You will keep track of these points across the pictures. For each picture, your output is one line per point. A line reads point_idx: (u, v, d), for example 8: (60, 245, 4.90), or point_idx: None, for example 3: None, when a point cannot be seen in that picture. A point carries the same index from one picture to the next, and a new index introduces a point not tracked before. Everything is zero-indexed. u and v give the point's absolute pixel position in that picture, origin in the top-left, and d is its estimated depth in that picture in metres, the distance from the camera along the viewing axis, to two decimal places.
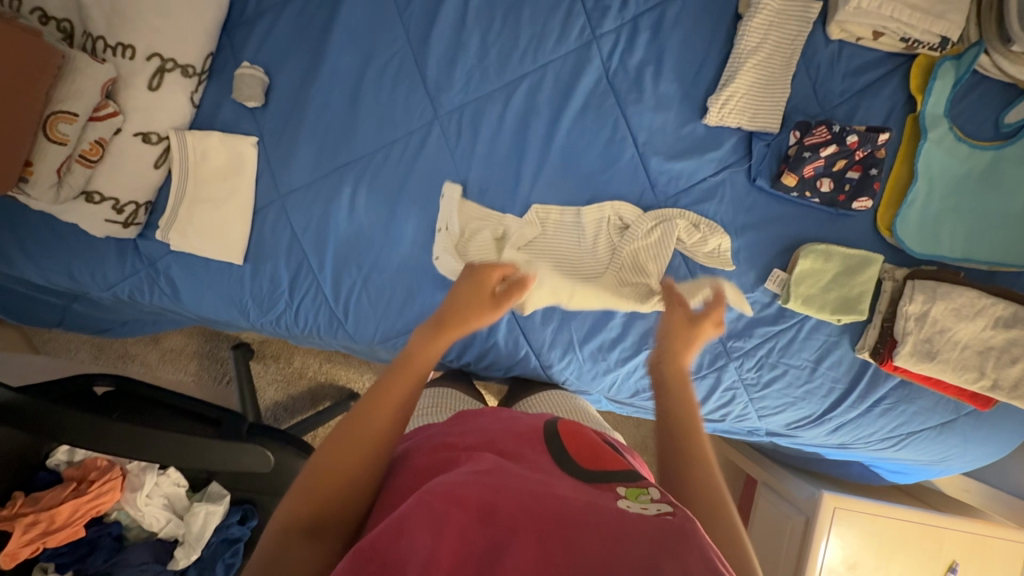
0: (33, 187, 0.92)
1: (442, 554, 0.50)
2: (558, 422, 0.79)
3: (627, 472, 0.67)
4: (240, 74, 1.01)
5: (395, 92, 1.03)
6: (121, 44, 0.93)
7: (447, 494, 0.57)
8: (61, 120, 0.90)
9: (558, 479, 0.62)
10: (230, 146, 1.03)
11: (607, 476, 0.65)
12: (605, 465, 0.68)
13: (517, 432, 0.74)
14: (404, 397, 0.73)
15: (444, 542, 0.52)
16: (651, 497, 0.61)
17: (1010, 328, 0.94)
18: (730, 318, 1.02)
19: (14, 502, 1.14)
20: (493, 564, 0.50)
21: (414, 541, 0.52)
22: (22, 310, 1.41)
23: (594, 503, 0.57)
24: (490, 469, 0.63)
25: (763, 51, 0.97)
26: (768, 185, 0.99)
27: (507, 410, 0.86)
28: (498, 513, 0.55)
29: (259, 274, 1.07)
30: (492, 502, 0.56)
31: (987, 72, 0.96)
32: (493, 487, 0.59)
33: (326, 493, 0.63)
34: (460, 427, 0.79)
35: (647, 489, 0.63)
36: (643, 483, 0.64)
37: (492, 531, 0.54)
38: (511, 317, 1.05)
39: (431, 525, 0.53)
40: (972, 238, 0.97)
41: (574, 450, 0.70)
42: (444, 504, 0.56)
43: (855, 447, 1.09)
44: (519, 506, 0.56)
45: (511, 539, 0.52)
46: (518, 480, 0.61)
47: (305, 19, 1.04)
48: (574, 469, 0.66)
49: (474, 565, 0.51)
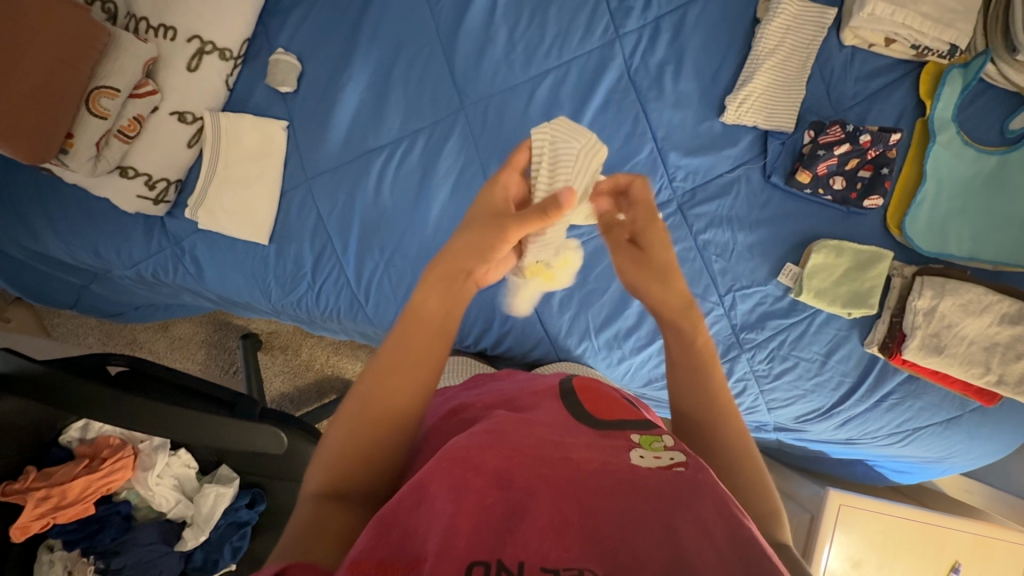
0: (72, 160, 0.94)
1: (463, 516, 0.51)
2: (574, 380, 0.80)
3: (642, 420, 0.69)
4: (275, 60, 1.05)
5: (423, 82, 1.06)
6: (163, 26, 0.98)
7: (464, 462, 0.57)
8: (104, 95, 0.93)
9: (572, 435, 0.64)
10: (260, 128, 1.06)
11: (623, 426, 0.68)
12: (619, 414, 0.71)
13: (533, 390, 0.76)
14: (418, 359, 0.66)
15: (465, 505, 0.52)
16: (664, 444, 0.64)
17: (1015, 324, 0.97)
18: (743, 311, 1.05)
19: (26, 476, 1.13)
20: (515, 524, 0.51)
21: (434, 506, 0.53)
22: (40, 289, 1.42)
23: (610, 460, 0.60)
24: (504, 431, 0.64)
25: (780, 53, 1.01)
26: (782, 182, 1.03)
27: (523, 372, 0.88)
28: (516, 476, 0.57)
29: (284, 255, 1.09)
30: (508, 467, 0.57)
31: (993, 80, 1.01)
32: (509, 451, 0.60)
33: (349, 465, 0.62)
34: (478, 387, 0.81)
35: (661, 437, 0.65)
36: (657, 431, 0.67)
37: (510, 494, 0.55)
38: (529, 303, 1.08)
39: (451, 490, 0.54)
40: (979, 238, 1.01)
41: (591, 403, 0.73)
42: (463, 470, 0.56)
43: (863, 443, 1.11)
44: (536, 468, 0.58)
45: (530, 501, 0.54)
46: (533, 441, 0.62)
47: (338, 10, 1.07)
48: (589, 420, 0.69)
49: (497, 525, 0.51)
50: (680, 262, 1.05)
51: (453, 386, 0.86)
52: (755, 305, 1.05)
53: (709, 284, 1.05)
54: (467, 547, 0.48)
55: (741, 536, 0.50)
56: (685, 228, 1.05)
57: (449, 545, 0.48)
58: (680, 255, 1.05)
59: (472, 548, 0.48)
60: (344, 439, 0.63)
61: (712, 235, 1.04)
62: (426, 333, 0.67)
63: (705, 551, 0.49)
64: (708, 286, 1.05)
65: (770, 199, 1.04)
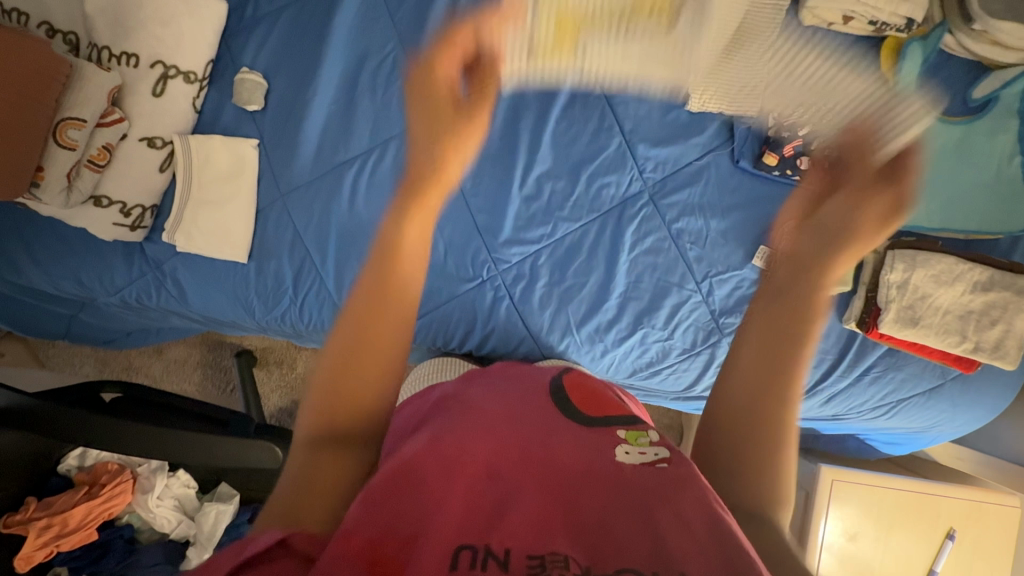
0: (44, 193, 0.95)
1: (453, 504, 0.52)
2: (564, 376, 0.81)
3: (626, 415, 0.70)
4: (240, 79, 1.06)
5: (390, 90, 1.07)
6: (125, 54, 0.99)
7: (457, 452, 0.60)
8: (70, 126, 0.93)
9: (558, 430, 0.66)
10: (231, 149, 1.07)
11: (608, 421, 0.69)
12: (607, 408, 0.71)
13: (517, 389, 0.76)
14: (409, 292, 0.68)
15: (457, 491, 0.54)
16: (649, 439, 0.65)
17: (988, 291, 0.98)
18: (721, 296, 1.06)
19: (28, 507, 1.14)
20: (502, 514, 0.53)
21: (427, 492, 0.53)
22: (29, 322, 1.44)
23: (594, 454, 0.62)
24: (493, 427, 0.66)
25: (740, 39, 1.01)
26: (751, 166, 1.05)
27: (516, 365, 0.88)
28: (503, 470, 0.59)
29: (264, 272, 1.10)
30: (495, 462, 0.60)
31: (952, 51, 1.02)
32: (497, 448, 0.62)
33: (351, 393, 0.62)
34: (467, 383, 0.80)
35: (646, 432, 0.67)
36: (642, 425, 0.68)
37: (497, 486, 0.57)
38: (510, 302, 1.09)
39: (440, 479, 0.55)
40: (950, 208, 1.02)
41: (576, 396, 0.74)
42: (453, 463, 0.58)
43: (848, 418, 1.13)
44: (522, 465, 0.59)
45: (516, 494, 0.55)
46: (520, 442, 0.63)
47: (301, 24, 1.08)
48: (576, 415, 0.70)
49: (484, 513, 0.53)
50: (655, 252, 1.06)
51: (451, 380, 0.83)
52: (732, 290, 1.06)
53: (684, 272, 1.06)
54: (458, 531, 0.50)
55: (721, 532, 0.50)
56: (659, 218, 1.06)
57: (440, 527, 0.49)
58: (655, 245, 1.06)
59: (464, 532, 0.50)
60: (344, 365, 0.63)
61: (686, 223, 1.06)
62: (433, 191, 0.72)
63: (680, 539, 0.50)
64: (684, 275, 1.06)
65: (743, 183, 1.06)
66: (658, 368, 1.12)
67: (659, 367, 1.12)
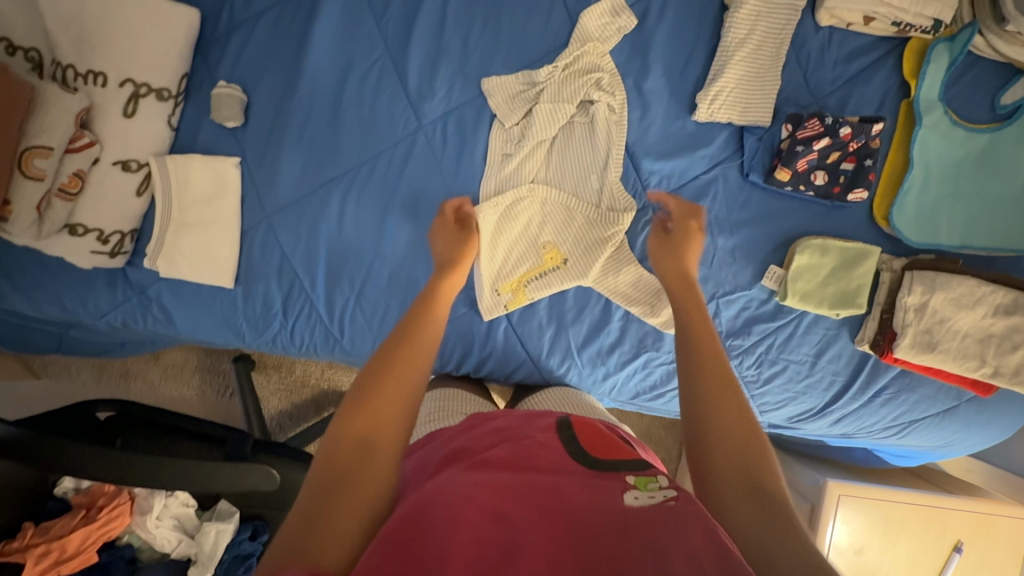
0: (13, 226, 0.90)
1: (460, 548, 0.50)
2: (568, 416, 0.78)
3: (636, 461, 0.66)
4: (217, 94, 0.99)
5: (377, 102, 1.00)
6: (92, 72, 0.92)
7: (457, 497, 0.56)
8: (36, 155, 0.88)
9: (565, 475, 0.62)
10: (211, 168, 1.01)
11: (616, 465, 0.65)
12: (615, 453, 0.68)
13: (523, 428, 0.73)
14: (422, 355, 0.75)
15: (461, 537, 0.51)
16: (660, 484, 0.60)
17: (1010, 315, 0.93)
18: (728, 316, 1.01)
19: (25, 533, 1.13)
20: (510, 561, 0.49)
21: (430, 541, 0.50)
22: (19, 340, 1.41)
23: (600, 498, 0.57)
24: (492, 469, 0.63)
25: (752, 43, 0.94)
26: (762, 180, 0.98)
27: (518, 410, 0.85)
28: (510, 512, 0.55)
29: (252, 296, 1.06)
30: (501, 504, 0.56)
31: (981, 53, 0.94)
32: (501, 490, 0.58)
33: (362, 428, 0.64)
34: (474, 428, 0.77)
35: (656, 477, 0.62)
36: (652, 471, 0.63)
37: (504, 528, 0.53)
38: (507, 324, 1.05)
39: (443, 527, 0.52)
40: (970, 224, 0.96)
41: (586, 438, 0.71)
42: (455, 507, 0.55)
43: (858, 436, 1.09)
44: (528, 507, 0.56)
45: (522, 538, 0.51)
46: (528, 484, 0.59)
47: (280, 31, 1.01)
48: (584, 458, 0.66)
49: (491, 558, 0.49)
50: None
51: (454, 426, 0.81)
52: (740, 311, 1.01)
53: None
54: None
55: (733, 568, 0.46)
56: None
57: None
58: None
59: None
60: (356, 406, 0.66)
61: None
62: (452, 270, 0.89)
63: None
64: None
65: (753, 197, 0.99)
66: (663, 391, 1.08)
67: (664, 390, 1.08)
